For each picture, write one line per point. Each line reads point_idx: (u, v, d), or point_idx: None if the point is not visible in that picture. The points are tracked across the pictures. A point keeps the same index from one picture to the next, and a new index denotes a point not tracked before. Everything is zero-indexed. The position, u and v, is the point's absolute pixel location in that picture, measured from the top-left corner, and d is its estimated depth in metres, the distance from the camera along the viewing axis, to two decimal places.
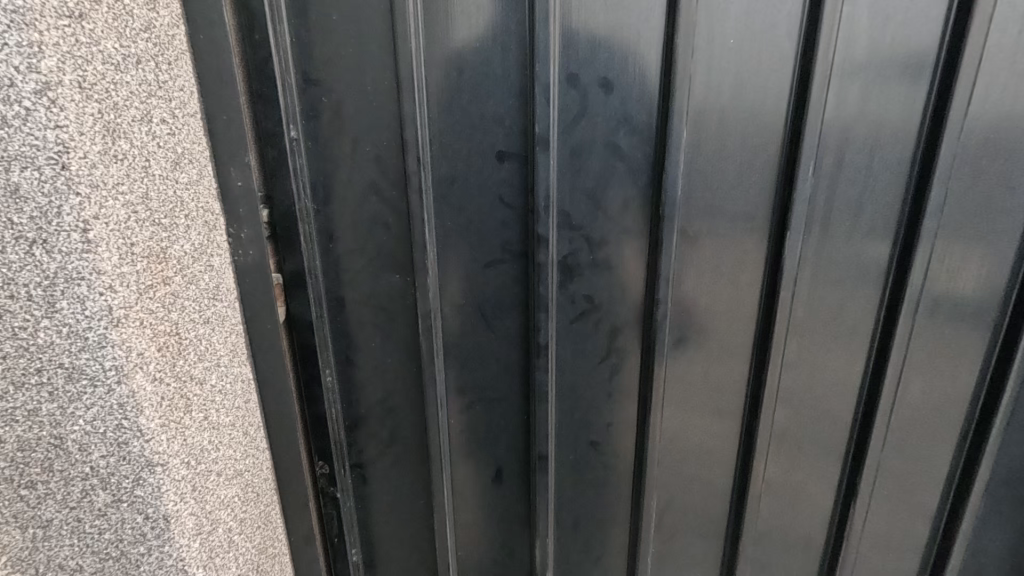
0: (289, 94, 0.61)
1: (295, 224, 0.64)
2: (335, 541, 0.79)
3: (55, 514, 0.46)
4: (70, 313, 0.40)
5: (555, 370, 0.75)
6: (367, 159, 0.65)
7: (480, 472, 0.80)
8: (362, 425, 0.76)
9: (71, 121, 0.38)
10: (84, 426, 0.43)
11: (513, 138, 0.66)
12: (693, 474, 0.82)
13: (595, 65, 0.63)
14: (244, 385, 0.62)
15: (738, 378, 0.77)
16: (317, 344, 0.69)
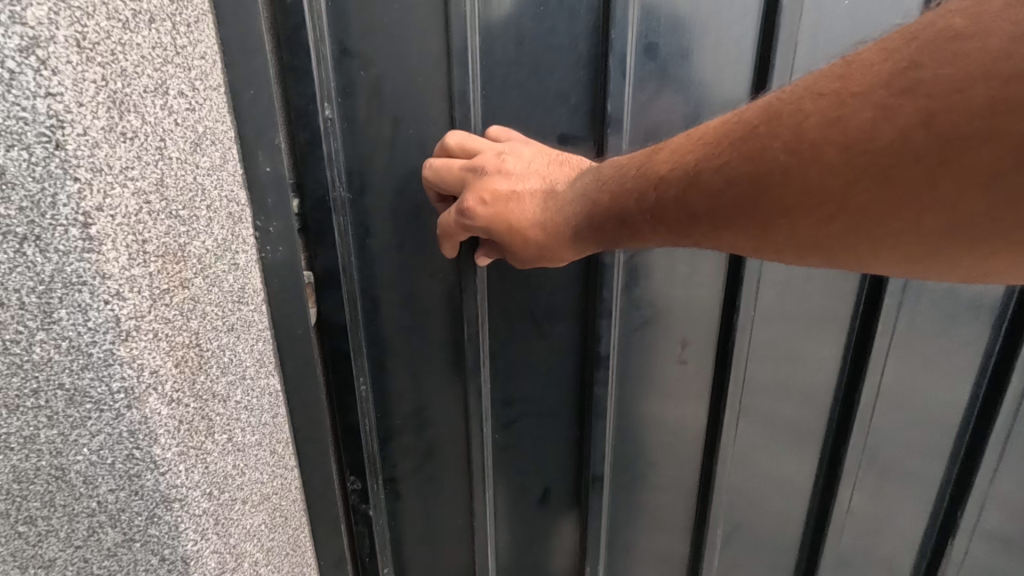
0: (324, 66, 0.53)
1: (330, 216, 0.56)
2: (367, 561, 0.71)
3: (59, 554, 0.40)
4: (70, 325, 0.33)
5: (614, 383, 0.67)
6: (410, 142, 0.58)
7: (525, 491, 0.73)
8: (398, 438, 0.69)
9: (67, 88, 0.30)
10: (89, 456, 0.37)
11: (578, 120, 0.58)
12: (763, 497, 0.74)
13: (677, 32, 0.54)
14: (272, 399, 0.55)
15: (824, 393, 0.69)
16: (351, 350, 0.62)
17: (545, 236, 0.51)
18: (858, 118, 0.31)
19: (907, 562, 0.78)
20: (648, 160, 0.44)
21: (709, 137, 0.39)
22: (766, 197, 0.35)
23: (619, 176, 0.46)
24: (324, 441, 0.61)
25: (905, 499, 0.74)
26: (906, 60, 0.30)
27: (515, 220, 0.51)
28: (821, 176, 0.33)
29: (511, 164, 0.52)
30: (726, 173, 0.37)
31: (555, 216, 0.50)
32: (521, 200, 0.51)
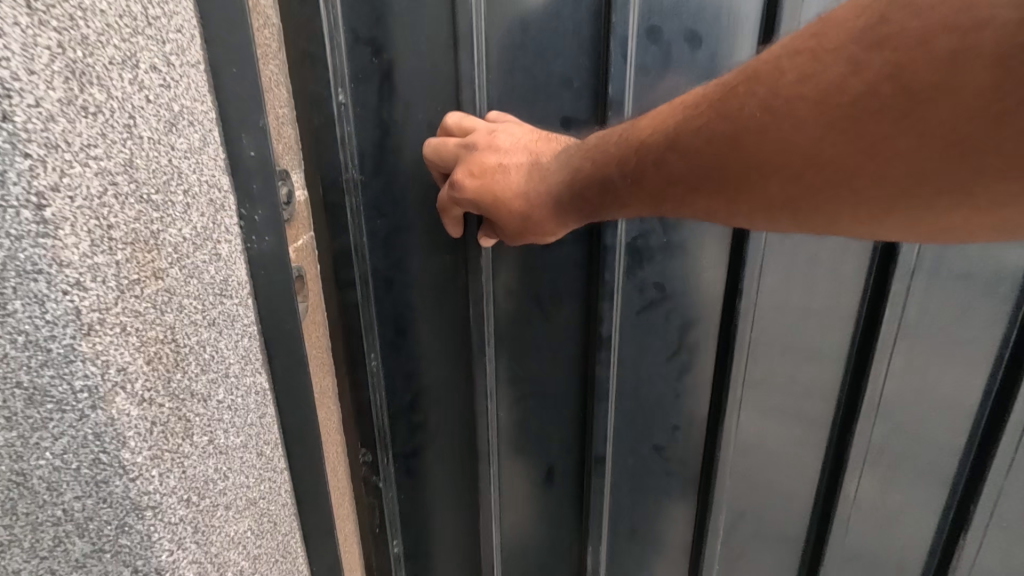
0: (338, 54, 0.60)
1: (343, 196, 0.64)
2: (377, 532, 0.80)
3: (24, 565, 0.37)
4: (25, 318, 0.30)
5: (617, 366, 0.71)
6: (421, 126, 0.64)
7: (533, 470, 0.78)
8: (402, 414, 0.76)
9: (15, 53, 0.27)
10: (51, 460, 0.34)
11: (582, 104, 0.63)
12: (772, 484, 0.76)
13: (680, 16, 0.58)
14: (259, 398, 0.52)
15: (828, 382, 0.71)
16: (363, 326, 0.70)
17: (531, 206, 0.57)
18: (831, 71, 0.36)
19: (920, 555, 0.78)
20: (634, 128, 0.49)
21: (692, 102, 0.45)
22: (740, 152, 0.40)
23: (604, 145, 0.52)
24: (319, 438, 0.59)
25: (915, 490, 0.75)
26: (879, 17, 0.34)
27: (507, 190, 0.58)
28: (791, 128, 0.38)
29: (503, 140, 0.58)
30: (705, 134, 0.42)
31: (546, 184, 0.56)
32: (508, 172, 0.58)
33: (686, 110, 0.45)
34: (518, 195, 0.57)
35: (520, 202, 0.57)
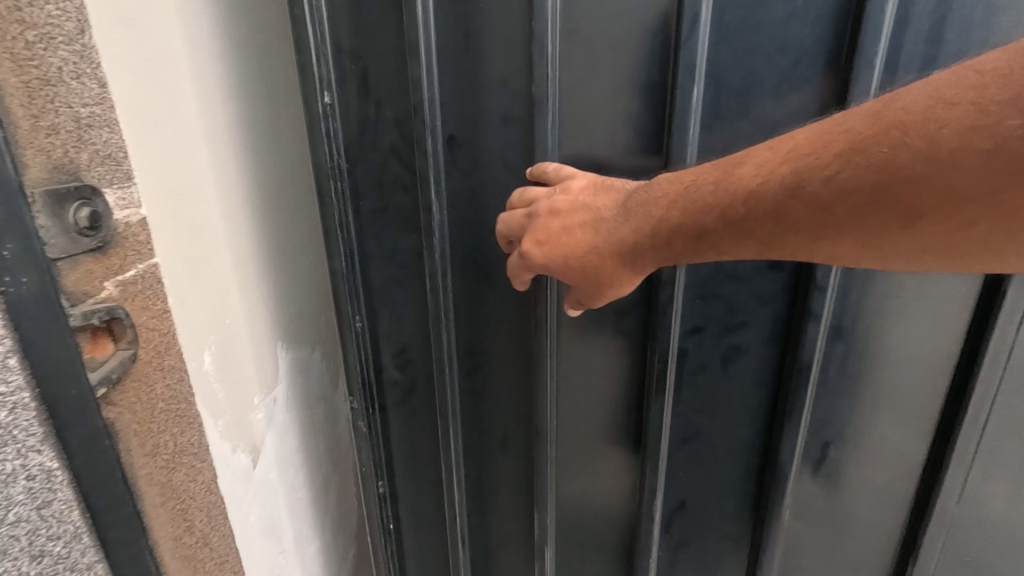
0: (323, 61, 0.89)
1: (326, 179, 0.94)
2: (369, 471, 1.17)
3: None
4: None
5: (552, 336, 1.02)
6: (390, 126, 0.94)
7: (480, 425, 1.13)
8: (387, 333, 1.09)
9: None
10: None
11: (516, 101, 0.90)
12: (594, 454, 1.11)
13: (595, 21, 0.84)
14: (25, 453, 0.48)
15: (708, 360, 1.00)
16: (338, 278, 1.01)
17: (602, 258, 0.77)
18: (962, 151, 0.50)
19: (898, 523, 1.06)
20: (756, 187, 0.63)
21: (805, 157, 0.60)
22: (833, 214, 0.58)
23: (690, 193, 0.70)
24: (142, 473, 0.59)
25: (812, 467, 1.05)
26: (976, 104, 0.49)
27: (591, 244, 0.78)
28: (921, 194, 0.53)
29: (596, 202, 0.79)
30: (836, 185, 0.57)
31: (617, 237, 0.76)
32: (572, 234, 0.79)
33: (799, 166, 0.60)
34: (592, 250, 0.78)
35: (592, 257, 0.78)
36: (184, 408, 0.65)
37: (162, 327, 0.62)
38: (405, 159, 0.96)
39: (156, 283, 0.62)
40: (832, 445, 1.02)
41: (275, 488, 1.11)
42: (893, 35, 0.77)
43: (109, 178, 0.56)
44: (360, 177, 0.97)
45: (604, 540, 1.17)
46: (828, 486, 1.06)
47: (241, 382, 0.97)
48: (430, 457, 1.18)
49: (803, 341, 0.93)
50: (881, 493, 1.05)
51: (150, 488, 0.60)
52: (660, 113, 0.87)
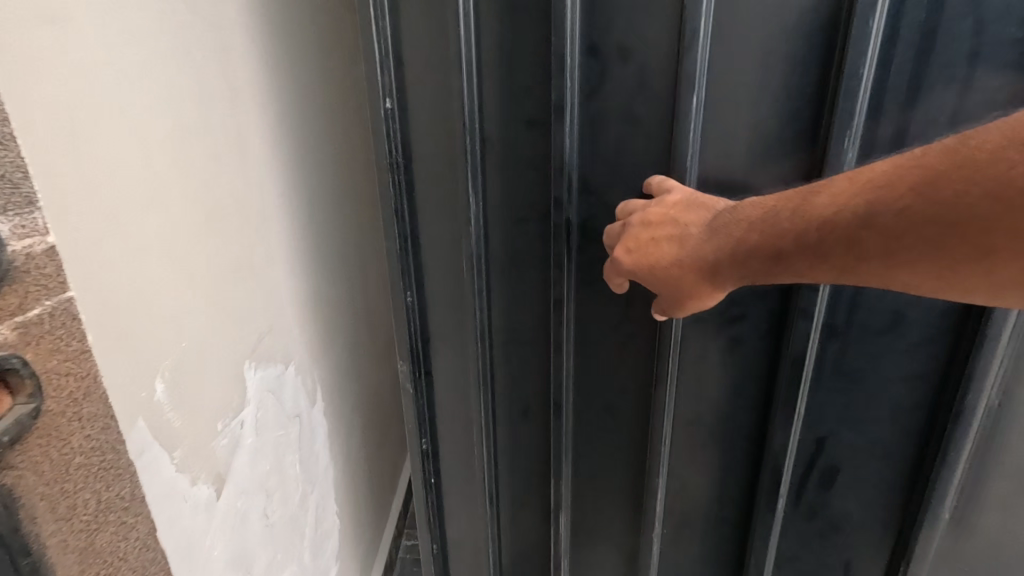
0: (386, 70, 0.98)
1: (387, 172, 1.05)
2: (426, 431, 1.28)
3: None
4: None
5: (573, 320, 1.15)
6: (438, 124, 1.02)
7: (516, 401, 1.24)
8: (431, 313, 1.18)
9: None
10: None
11: (538, 108, 1.00)
12: (610, 428, 1.23)
13: (613, 37, 0.94)
14: None
15: (705, 353, 1.10)
16: (399, 265, 1.12)
17: (682, 271, 0.86)
18: None
19: (892, 516, 1.14)
20: (835, 210, 0.67)
21: (880, 184, 0.63)
22: (903, 242, 0.62)
23: (771, 216, 0.75)
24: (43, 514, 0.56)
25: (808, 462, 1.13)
26: None
27: (669, 258, 0.87)
28: (991, 225, 0.55)
29: (685, 217, 0.88)
30: (905, 215, 0.61)
31: (700, 253, 0.84)
32: (660, 246, 0.88)
33: (872, 195, 0.64)
34: (673, 264, 0.87)
35: (674, 269, 0.87)
36: (105, 459, 0.62)
37: (80, 369, 0.59)
38: (448, 153, 1.03)
39: (71, 322, 0.58)
40: (828, 438, 1.10)
41: (241, 517, 1.04)
42: (883, 50, 0.85)
43: (1, 205, 0.52)
44: (417, 168, 1.06)
45: (614, 509, 1.30)
46: (822, 476, 1.13)
47: (197, 408, 0.89)
48: (464, 433, 1.27)
49: (794, 335, 1.01)
50: (876, 487, 1.12)
51: (65, 555, 0.58)
52: (667, 118, 0.96)
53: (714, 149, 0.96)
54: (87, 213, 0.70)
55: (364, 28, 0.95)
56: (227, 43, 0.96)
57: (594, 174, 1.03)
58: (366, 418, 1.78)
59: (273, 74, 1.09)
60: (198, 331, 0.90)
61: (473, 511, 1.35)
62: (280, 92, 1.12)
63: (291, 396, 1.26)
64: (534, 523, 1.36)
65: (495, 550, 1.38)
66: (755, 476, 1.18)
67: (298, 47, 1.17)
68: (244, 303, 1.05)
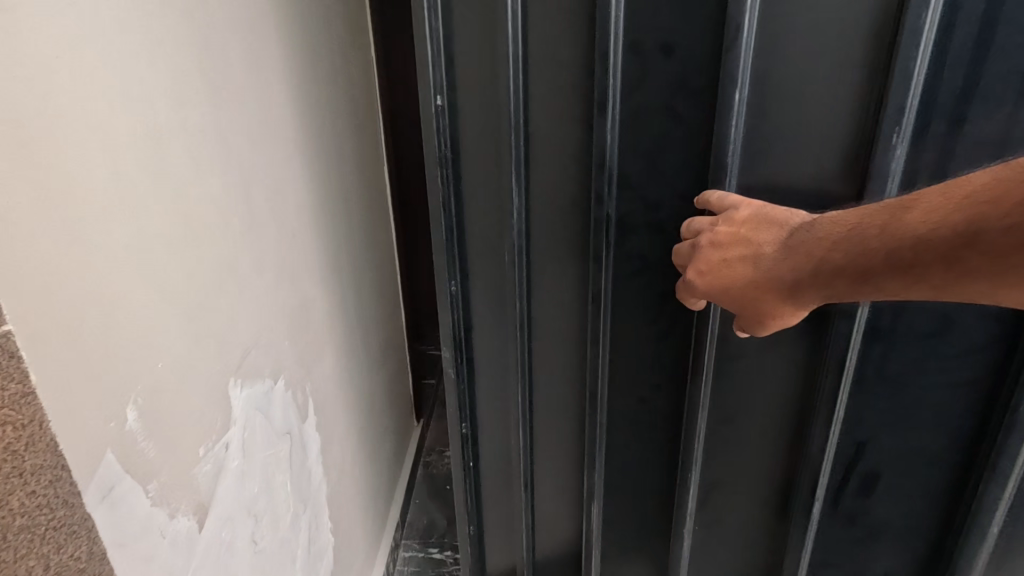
0: (438, 69, 1.05)
1: (436, 167, 1.11)
2: (464, 412, 1.36)
3: None
4: None
5: (610, 312, 1.19)
6: (482, 122, 1.09)
7: (555, 386, 1.31)
8: (474, 299, 1.26)
9: None
10: None
11: (582, 105, 1.05)
12: (645, 417, 1.27)
13: (659, 35, 0.97)
14: None
15: (745, 349, 1.13)
16: (445, 256, 1.20)
17: (758, 291, 0.88)
18: None
19: (931, 514, 1.16)
20: (929, 229, 0.67)
21: (979, 201, 0.63)
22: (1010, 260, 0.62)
23: (852, 235, 0.76)
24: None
25: (843, 459, 1.16)
26: None
27: (743, 279, 0.89)
28: None
29: (755, 235, 0.90)
30: (1012, 232, 0.60)
31: (775, 272, 0.85)
32: (733, 267, 0.90)
33: (971, 214, 0.64)
34: (748, 284, 0.88)
35: (750, 289, 0.89)
36: (54, 517, 0.56)
37: (22, 417, 0.52)
38: (495, 146, 1.11)
39: (8, 360, 0.51)
40: (868, 441, 1.13)
41: (228, 546, 0.97)
42: (939, 43, 0.86)
43: None
44: (464, 163, 1.13)
45: (647, 495, 1.35)
46: (863, 475, 1.17)
47: (178, 439, 0.83)
48: (502, 411, 1.36)
49: (835, 333, 1.04)
50: (918, 486, 1.15)
51: None
52: (708, 116, 1.00)
53: (754, 145, 0.99)
54: (51, 239, 0.63)
55: (417, 29, 1.01)
56: (194, 42, 0.90)
57: (634, 170, 1.06)
58: (348, 431, 1.71)
59: (231, 70, 1.01)
60: (175, 352, 0.82)
61: (509, 484, 1.45)
62: (241, 89, 1.05)
63: (280, 412, 1.20)
64: (568, 500, 1.44)
65: (529, 523, 1.48)
66: (792, 471, 1.21)
67: (252, 43, 1.09)
68: (225, 318, 0.97)
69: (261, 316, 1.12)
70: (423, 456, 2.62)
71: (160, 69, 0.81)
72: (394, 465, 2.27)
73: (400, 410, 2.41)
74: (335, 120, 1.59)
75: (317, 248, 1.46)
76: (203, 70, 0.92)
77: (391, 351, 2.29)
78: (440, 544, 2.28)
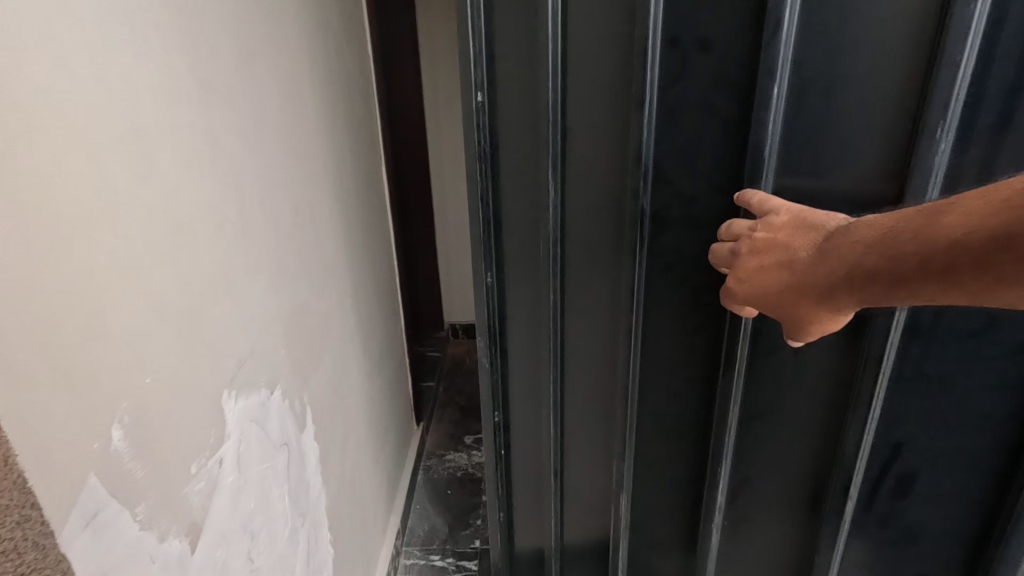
0: (480, 66, 1.05)
1: (474, 162, 1.11)
2: (498, 405, 1.36)
3: None
4: None
5: (643, 308, 1.16)
6: (521, 118, 1.08)
7: (587, 382, 1.29)
8: (510, 293, 1.25)
9: None
10: None
11: (617, 101, 1.03)
12: (675, 413, 1.25)
13: (697, 30, 0.94)
14: None
15: (779, 348, 1.10)
16: (482, 249, 1.19)
17: (794, 297, 0.85)
18: None
19: (967, 526, 1.11)
20: (964, 233, 0.63)
21: (1019, 203, 0.58)
22: None
23: (886, 239, 0.72)
24: None
25: (875, 465, 1.12)
26: None
27: (779, 285, 0.86)
28: None
29: (789, 239, 0.86)
30: None
31: (808, 278, 0.82)
32: (769, 272, 0.87)
33: (1009, 218, 0.59)
34: (784, 289, 0.85)
35: (787, 295, 0.86)
36: (24, 561, 0.51)
37: None
38: (534, 144, 1.10)
39: None
40: (904, 445, 1.09)
41: (222, 565, 0.93)
42: (987, 36, 0.81)
43: None
44: (502, 158, 1.12)
45: (676, 491, 1.33)
46: (896, 482, 1.13)
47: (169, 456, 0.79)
48: (534, 410, 1.36)
49: (871, 332, 1.00)
50: (954, 496, 1.10)
51: None
52: (746, 111, 0.97)
53: (793, 141, 0.96)
54: (30, 253, 0.58)
55: (462, 26, 1.01)
56: (180, 36, 0.85)
57: (669, 166, 1.03)
58: (348, 436, 1.67)
59: (220, 66, 0.96)
60: (165, 368, 0.78)
61: (540, 483, 1.45)
62: (230, 86, 0.99)
63: (277, 423, 1.15)
64: (598, 497, 1.41)
65: (558, 522, 1.46)
66: (824, 473, 1.18)
67: (242, 40, 1.04)
68: (219, 329, 0.93)
69: (255, 325, 1.07)
70: (423, 461, 2.59)
71: (145, 68, 0.76)
72: (395, 470, 2.23)
73: (401, 415, 2.37)
74: (330, 121, 1.54)
75: (314, 252, 1.41)
76: (190, 65, 0.87)
77: (392, 355, 2.25)
78: (441, 551, 2.21)
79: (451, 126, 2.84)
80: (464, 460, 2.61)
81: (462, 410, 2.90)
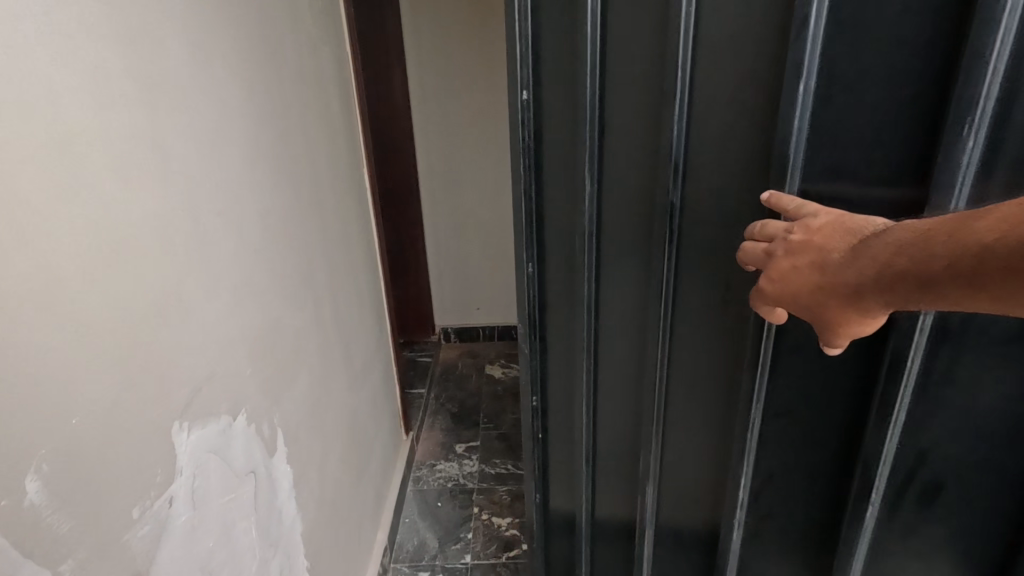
0: (524, 67, 1.02)
1: (519, 155, 1.09)
2: (538, 394, 1.33)
3: None
4: None
5: (675, 304, 1.11)
6: (563, 112, 1.05)
7: (623, 372, 1.24)
8: (550, 282, 1.21)
9: None
10: None
11: (650, 95, 0.98)
12: (703, 409, 1.18)
13: (726, 25, 0.88)
14: None
15: (805, 355, 1.04)
16: (524, 240, 1.17)
17: (822, 299, 0.77)
18: None
19: (991, 545, 1.04)
20: (1010, 236, 0.56)
21: None
22: None
23: (922, 241, 0.64)
24: None
25: (896, 480, 1.05)
26: None
27: (809, 285, 0.78)
28: None
29: (823, 240, 0.77)
30: None
31: (838, 278, 0.74)
32: (799, 272, 0.79)
33: None
34: (813, 290, 0.78)
35: (816, 297, 0.78)
36: None
37: None
38: (571, 139, 1.06)
39: None
40: (926, 461, 1.02)
41: None
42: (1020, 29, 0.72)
43: None
44: (546, 151, 1.09)
45: (698, 490, 1.27)
46: (918, 499, 1.06)
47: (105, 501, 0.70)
48: (571, 399, 1.32)
49: (898, 342, 0.93)
50: (976, 514, 1.03)
51: None
52: (771, 107, 0.90)
53: (818, 141, 0.88)
54: None
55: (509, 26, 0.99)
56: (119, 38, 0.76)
57: (702, 162, 0.98)
58: (328, 453, 1.58)
59: (167, 65, 0.87)
60: (96, 406, 0.69)
61: (573, 476, 1.41)
62: (179, 87, 0.90)
63: (241, 448, 1.07)
64: (625, 485, 1.37)
65: (589, 509, 1.42)
66: (842, 482, 1.12)
67: (194, 37, 0.95)
68: (165, 357, 0.84)
69: (213, 343, 0.98)
70: (412, 473, 2.51)
71: (75, 78, 0.68)
72: (380, 485, 2.14)
73: (388, 427, 2.28)
74: (304, 124, 1.45)
75: (287, 262, 1.33)
76: (129, 67, 0.78)
77: (376, 365, 2.17)
78: (431, 567, 2.12)
79: (440, 127, 2.76)
80: (455, 470, 2.53)
81: (453, 417, 2.82)
